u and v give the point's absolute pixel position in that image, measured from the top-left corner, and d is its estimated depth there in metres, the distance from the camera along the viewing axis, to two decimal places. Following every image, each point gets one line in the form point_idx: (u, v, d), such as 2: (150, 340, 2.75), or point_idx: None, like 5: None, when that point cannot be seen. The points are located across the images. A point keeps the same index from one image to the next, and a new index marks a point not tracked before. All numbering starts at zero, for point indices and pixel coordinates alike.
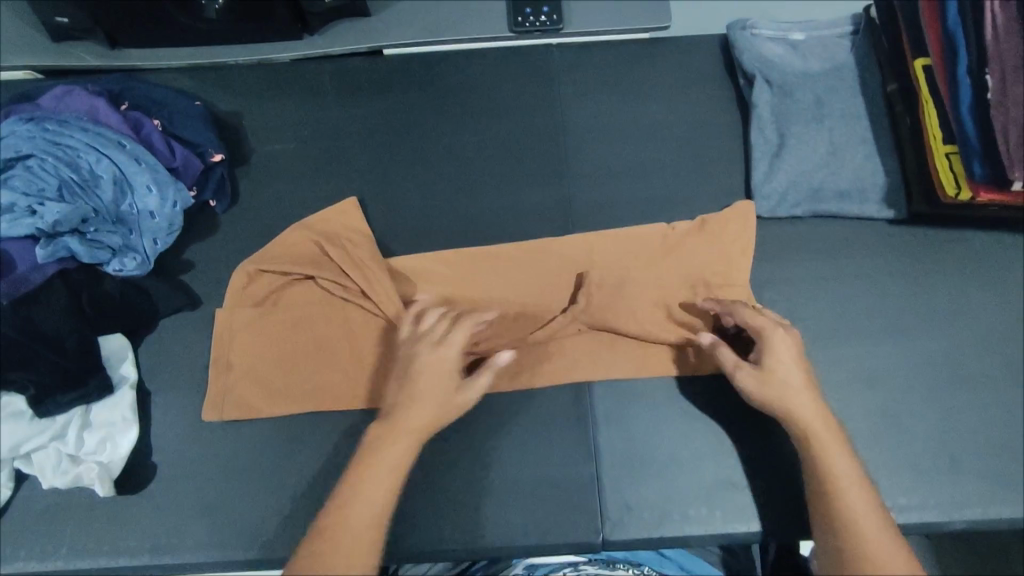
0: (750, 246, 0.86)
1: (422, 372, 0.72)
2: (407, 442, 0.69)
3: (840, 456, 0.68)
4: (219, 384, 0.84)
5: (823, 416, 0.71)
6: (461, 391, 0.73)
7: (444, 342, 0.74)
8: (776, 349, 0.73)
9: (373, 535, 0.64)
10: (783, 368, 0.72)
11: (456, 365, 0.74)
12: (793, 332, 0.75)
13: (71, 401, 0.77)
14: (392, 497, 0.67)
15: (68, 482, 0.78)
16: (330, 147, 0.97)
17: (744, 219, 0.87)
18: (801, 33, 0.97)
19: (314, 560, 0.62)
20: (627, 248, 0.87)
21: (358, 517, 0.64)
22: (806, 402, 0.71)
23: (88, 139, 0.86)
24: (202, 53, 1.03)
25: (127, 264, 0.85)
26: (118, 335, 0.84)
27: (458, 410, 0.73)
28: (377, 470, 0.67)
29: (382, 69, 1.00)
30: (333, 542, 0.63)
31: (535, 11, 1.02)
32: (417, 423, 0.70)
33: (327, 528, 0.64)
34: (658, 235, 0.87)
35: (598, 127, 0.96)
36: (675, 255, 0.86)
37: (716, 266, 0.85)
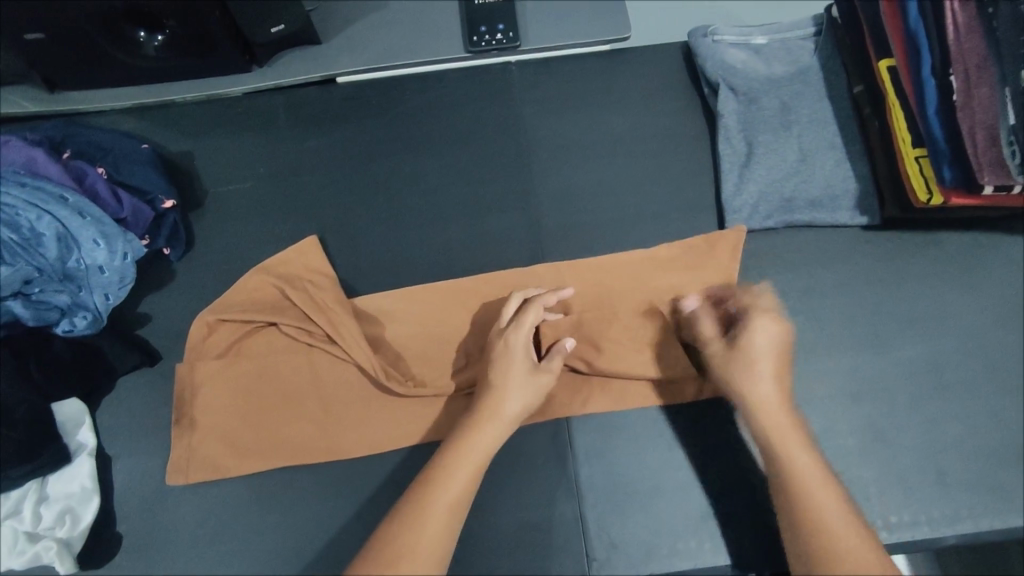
0: (736, 273, 0.84)
1: (497, 358, 0.74)
2: (498, 422, 0.71)
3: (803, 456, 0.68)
4: (182, 443, 0.80)
5: (793, 435, 0.69)
6: (538, 378, 0.73)
7: (513, 329, 0.75)
8: (751, 330, 0.72)
9: (449, 514, 0.65)
10: (752, 348, 0.72)
11: (526, 349, 0.74)
12: (785, 328, 0.73)
13: (26, 475, 0.73)
14: (475, 481, 0.68)
15: (26, 562, 0.73)
16: (287, 183, 0.93)
17: (733, 246, 0.84)
18: (764, 36, 0.95)
19: (401, 533, 0.63)
20: (603, 274, 0.84)
21: (441, 499, 0.65)
22: (769, 396, 0.71)
23: (26, 195, 0.80)
24: (146, 91, 0.98)
25: (77, 323, 0.81)
26: (73, 399, 0.80)
27: (544, 390, 0.74)
28: (463, 449, 0.68)
29: (338, 101, 0.97)
30: (418, 517, 0.64)
31: (490, 29, 0.97)
32: (503, 408, 0.71)
33: (411, 509, 0.65)
34: (634, 261, 0.85)
35: (563, 147, 0.93)
36: (653, 275, 0.84)
37: (688, 288, 0.83)
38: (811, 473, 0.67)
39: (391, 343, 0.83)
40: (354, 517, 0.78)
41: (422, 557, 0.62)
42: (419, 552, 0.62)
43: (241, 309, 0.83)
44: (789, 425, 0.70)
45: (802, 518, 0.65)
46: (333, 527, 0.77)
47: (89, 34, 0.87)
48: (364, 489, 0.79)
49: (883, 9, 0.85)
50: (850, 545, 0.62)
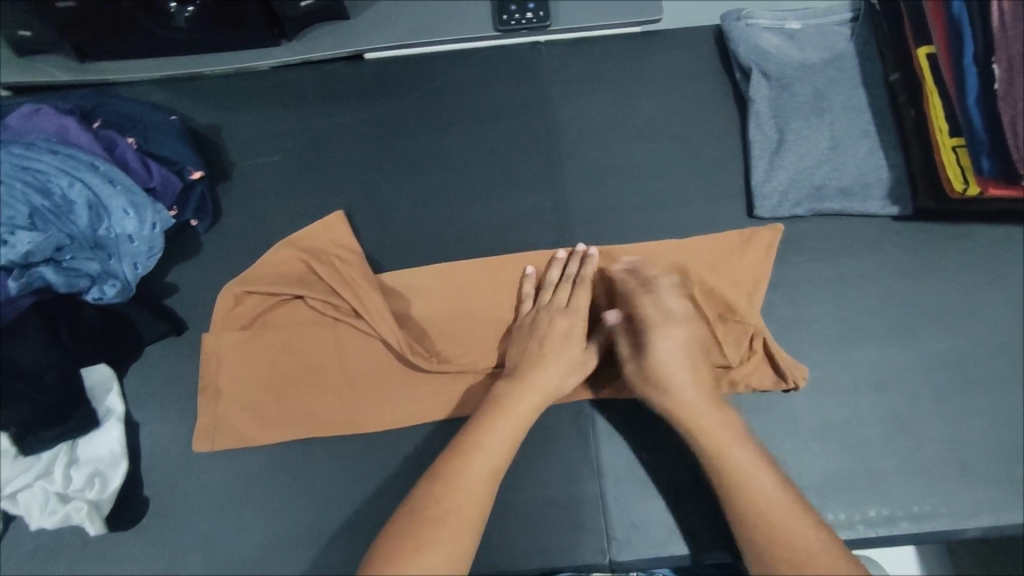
0: (767, 273, 0.83)
1: (552, 338, 0.77)
2: (536, 398, 0.73)
3: (729, 439, 0.70)
4: (210, 411, 0.81)
5: (729, 432, 0.70)
6: (583, 361, 0.77)
7: (565, 314, 0.78)
8: (654, 342, 0.74)
9: (485, 484, 0.66)
10: (661, 364, 0.73)
11: (573, 332, 0.78)
12: (673, 332, 0.75)
13: (56, 437, 0.76)
14: (510, 452, 0.70)
15: (57, 522, 0.75)
16: (314, 158, 0.93)
17: (767, 250, 0.84)
18: (798, 21, 0.93)
19: (443, 497, 0.64)
20: (633, 257, 0.84)
21: (480, 465, 0.67)
22: (697, 398, 0.72)
23: (58, 162, 0.82)
24: (175, 63, 0.98)
25: (107, 291, 0.82)
26: (103, 365, 0.82)
27: (584, 370, 0.77)
28: (502, 420, 0.70)
29: (366, 76, 0.96)
30: (454, 484, 0.65)
31: (519, 8, 0.97)
32: (544, 385, 0.73)
33: (446, 474, 0.66)
34: (664, 250, 0.84)
35: (591, 128, 0.93)
36: (683, 261, 0.83)
37: (716, 275, 0.82)
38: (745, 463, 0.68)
39: (417, 320, 0.83)
40: (378, 490, 0.79)
41: (461, 522, 0.63)
42: (459, 515, 0.63)
43: (269, 282, 0.84)
44: (728, 418, 0.71)
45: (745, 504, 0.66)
46: (356, 499, 0.78)
47: (124, 5, 0.88)
48: (388, 463, 0.79)
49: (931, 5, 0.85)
50: (788, 525, 0.63)
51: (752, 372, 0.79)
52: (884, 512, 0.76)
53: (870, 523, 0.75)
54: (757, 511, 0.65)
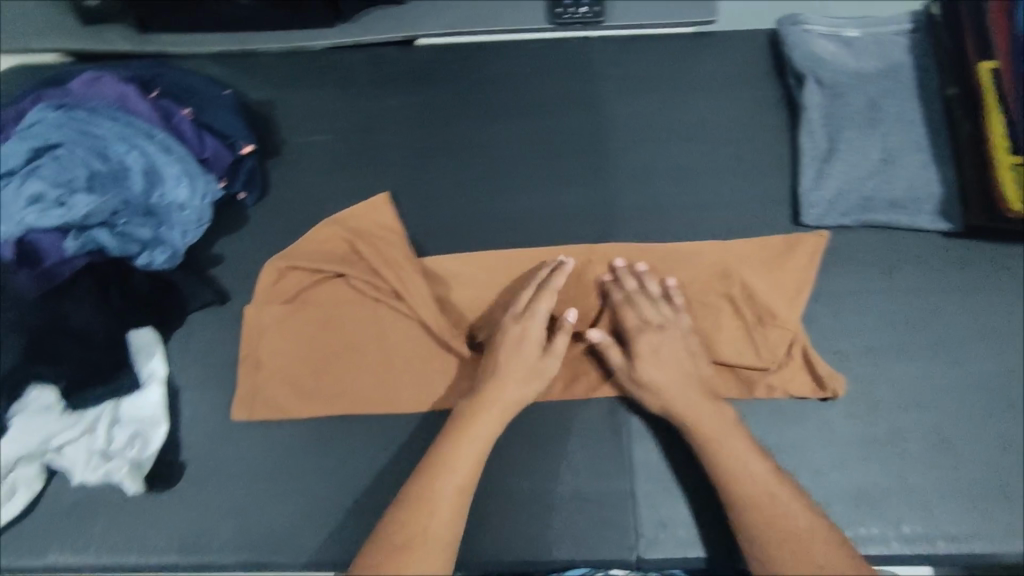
0: (809, 281, 0.82)
1: (506, 345, 0.78)
2: (496, 412, 0.74)
3: (725, 430, 0.73)
4: (249, 381, 0.83)
5: (724, 424, 0.73)
6: (544, 364, 0.77)
7: (528, 317, 0.78)
8: (638, 345, 0.78)
9: (453, 506, 0.69)
10: (637, 371, 0.77)
11: (535, 336, 0.78)
12: (648, 340, 0.78)
13: (100, 395, 0.78)
14: (475, 472, 0.72)
15: (100, 478, 0.78)
16: (363, 139, 0.94)
17: (810, 255, 0.83)
18: (855, 29, 0.92)
19: (408, 523, 0.68)
20: (679, 257, 0.84)
21: (445, 488, 0.70)
22: (692, 403, 0.74)
23: (117, 129, 0.85)
24: (230, 39, 1.00)
25: (156, 257, 0.84)
26: (149, 329, 0.84)
27: (544, 375, 0.77)
28: (463, 441, 0.72)
29: (417, 62, 0.97)
30: (420, 510, 0.69)
31: (574, 2, 0.97)
32: (503, 396, 0.75)
33: (413, 499, 0.69)
34: (708, 251, 0.84)
35: (640, 126, 0.93)
36: (727, 263, 0.83)
37: (758, 279, 0.82)
38: (740, 457, 0.71)
39: (457, 307, 0.85)
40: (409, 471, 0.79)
41: (429, 547, 0.67)
42: (428, 537, 0.67)
43: (311, 259, 0.85)
44: (735, 433, 0.72)
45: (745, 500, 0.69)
46: (387, 479, 0.79)
47: None
48: (420, 445, 0.80)
49: (994, 23, 0.85)
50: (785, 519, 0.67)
51: (789, 377, 0.79)
52: (917, 530, 0.75)
53: (902, 540, 0.75)
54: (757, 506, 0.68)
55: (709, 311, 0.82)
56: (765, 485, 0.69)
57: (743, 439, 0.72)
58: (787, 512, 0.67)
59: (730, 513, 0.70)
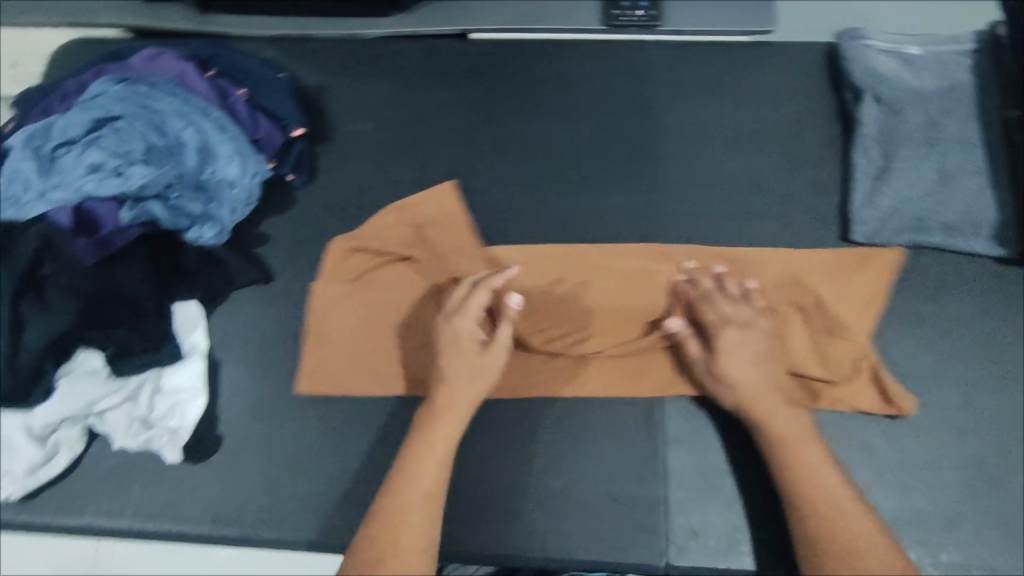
0: (881, 295, 0.82)
1: (446, 347, 0.78)
2: (454, 415, 0.75)
3: (804, 437, 0.71)
4: (293, 359, 0.85)
5: (800, 430, 0.72)
6: (483, 362, 0.77)
7: (460, 317, 0.78)
8: (720, 338, 0.75)
9: (424, 513, 0.70)
10: (719, 365, 0.75)
11: (473, 336, 0.77)
12: (732, 335, 0.75)
13: (144, 364, 0.80)
14: (442, 476, 0.72)
15: (140, 444, 0.80)
16: (413, 129, 0.95)
17: (884, 269, 0.83)
18: (918, 47, 0.91)
19: (380, 536, 0.69)
20: (748, 263, 0.84)
21: (415, 496, 0.71)
22: (771, 403, 0.73)
23: (176, 104, 0.86)
24: (288, 24, 1.02)
25: (205, 232, 0.85)
26: (194, 302, 0.86)
27: (490, 374, 0.77)
28: (424, 449, 0.73)
29: (471, 55, 0.98)
30: (391, 522, 0.69)
31: (632, 5, 0.98)
32: (455, 399, 0.75)
33: (384, 512, 0.70)
34: (776, 259, 0.84)
35: (691, 132, 0.92)
36: (796, 273, 0.83)
37: (828, 289, 0.82)
38: (815, 464, 0.70)
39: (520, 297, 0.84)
40: None
41: (404, 558, 0.68)
42: (399, 549, 0.68)
43: (379, 242, 0.86)
44: (809, 437, 0.72)
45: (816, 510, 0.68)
46: None
47: None
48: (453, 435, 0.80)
49: None
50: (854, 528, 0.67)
51: (858, 392, 0.78)
52: (955, 560, 0.73)
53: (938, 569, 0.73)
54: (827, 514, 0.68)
55: (782, 319, 0.81)
56: (834, 499, 0.68)
57: (816, 446, 0.71)
58: (857, 523, 0.67)
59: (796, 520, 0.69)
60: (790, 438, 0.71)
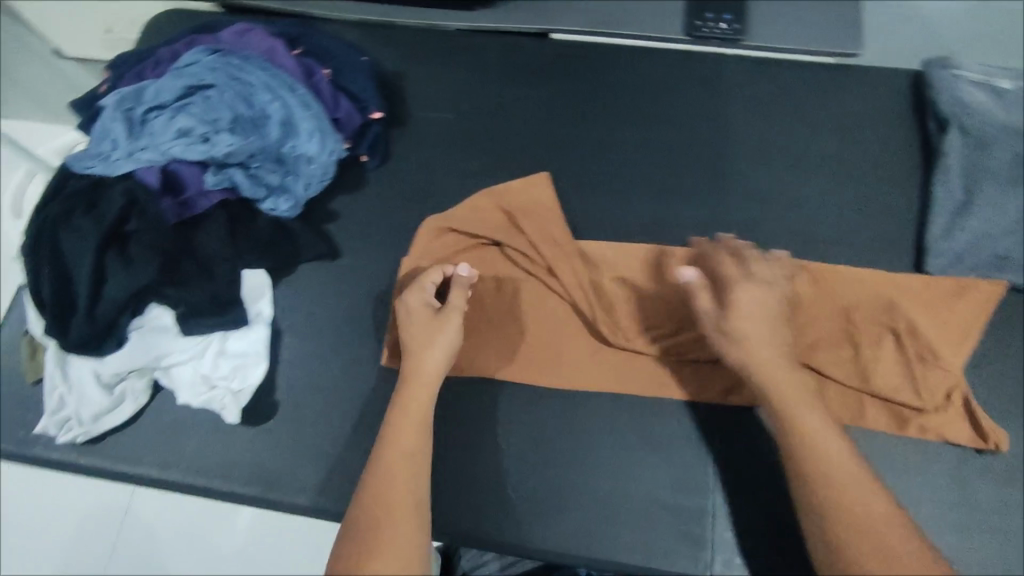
0: (977, 330, 0.81)
1: (403, 320, 0.81)
2: (423, 385, 0.76)
3: (811, 416, 0.68)
4: (355, 337, 0.87)
5: (806, 409, 0.69)
6: (435, 325, 0.79)
7: (412, 292, 0.81)
8: (735, 294, 0.73)
9: (411, 477, 0.70)
10: (733, 322, 0.72)
11: (426, 306, 0.80)
12: (749, 290, 0.73)
13: (212, 325, 0.82)
14: (423, 442, 0.73)
15: (202, 402, 0.82)
16: (487, 122, 0.96)
17: (984, 304, 0.81)
18: (1010, 81, 0.89)
19: (372, 500, 0.68)
20: (839, 283, 0.84)
21: (399, 461, 0.71)
22: (776, 364, 0.71)
23: (265, 79, 0.89)
24: (372, 10, 1.04)
25: (281, 204, 0.88)
26: (262, 270, 0.88)
27: (444, 337, 0.78)
28: (401, 417, 0.74)
29: (550, 54, 0.99)
30: (382, 487, 0.69)
31: (716, 17, 0.97)
32: (423, 367, 0.77)
33: (373, 478, 0.70)
34: (868, 282, 0.84)
35: (765, 148, 0.91)
36: (889, 298, 0.83)
37: (923, 318, 0.81)
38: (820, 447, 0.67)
39: (611, 293, 0.85)
40: (493, 451, 0.81)
41: (398, 520, 0.66)
42: (390, 511, 0.67)
43: (468, 227, 0.88)
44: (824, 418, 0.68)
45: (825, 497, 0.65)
46: (470, 455, 0.81)
47: None
48: (507, 428, 0.82)
49: None
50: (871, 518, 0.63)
51: (947, 423, 0.78)
52: None
53: None
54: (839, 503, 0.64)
55: (874, 341, 0.82)
56: (847, 482, 0.65)
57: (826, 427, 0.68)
58: (865, 489, 0.64)
59: (811, 513, 0.65)
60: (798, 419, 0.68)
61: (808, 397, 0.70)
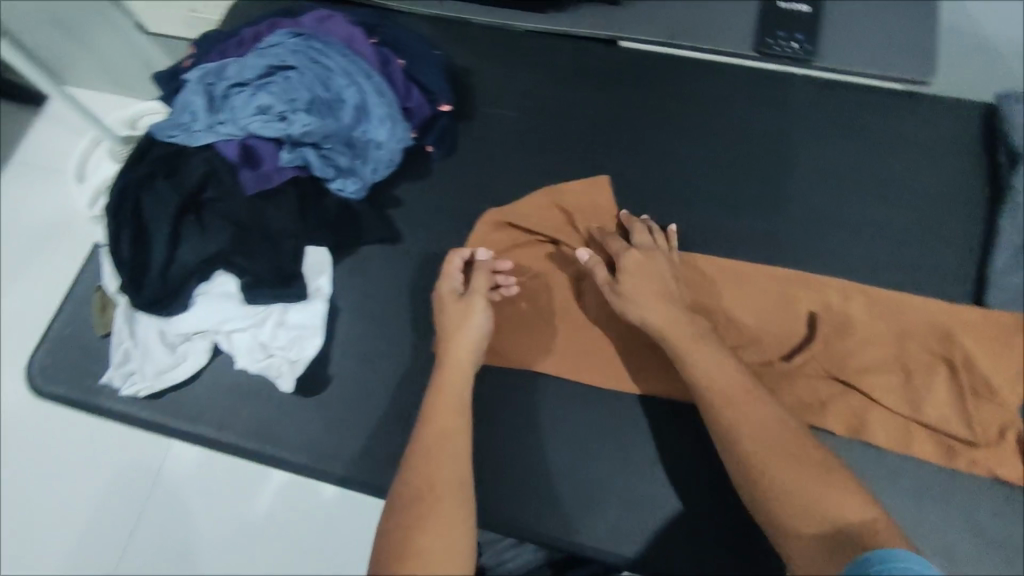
0: None
1: (438, 306, 0.82)
2: (459, 369, 0.77)
3: (727, 384, 0.70)
4: (408, 321, 0.89)
5: (727, 380, 0.70)
6: (463, 305, 0.80)
7: (444, 278, 0.83)
8: (621, 260, 0.80)
9: (454, 454, 0.71)
10: (623, 283, 0.78)
11: (454, 290, 0.82)
12: (632, 254, 0.80)
13: (274, 296, 0.85)
14: (462, 420, 0.74)
15: (259, 368, 0.86)
16: (552, 122, 0.98)
17: None
18: None
19: (418, 476, 0.69)
20: (897, 309, 0.83)
21: (442, 438, 0.72)
22: (667, 315, 0.75)
23: (343, 64, 0.91)
24: (447, 6, 1.07)
25: (348, 185, 0.91)
26: (324, 249, 0.90)
27: (472, 317, 0.79)
28: (438, 397, 0.75)
29: (618, 61, 1.00)
30: (427, 463, 0.70)
31: (787, 37, 0.98)
32: (459, 350, 0.78)
33: (416, 454, 0.71)
34: (928, 311, 0.83)
35: (827, 168, 0.92)
36: (948, 329, 0.82)
37: (981, 351, 0.81)
38: (740, 415, 0.68)
39: None
40: (535, 443, 0.82)
41: (444, 495, 0.67)
42: (436, 487, 0.67)
43: (528, 224, 0.90)
44: (739, 387, 0.70)
45: (753, 466, 0.65)
46: (513, 445, 0.82)
47: None
48: (551, 422, 0.83)
49: None
50: (797, 480, 0.63)
51: (1000, 459, 0.77)
52: None
53: None
54: (764, 470, 0.64)
55: (927, 370, 0.82)
56: (770, 450, 0.65)
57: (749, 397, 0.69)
58: (773, 432, 0.66)
59: (746, 484, 0.66)
60: (714, 388, 0.70)
61: (731, 369, 0.71)
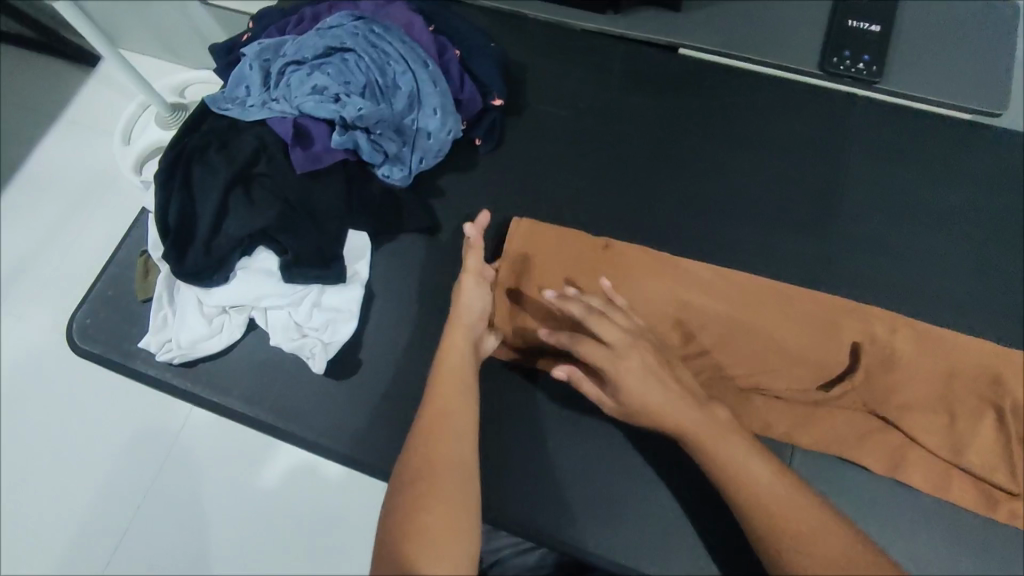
0: None
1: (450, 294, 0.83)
2: (461, 360, 0.76)
3: (731, 445, 0.70)
4: (442, 311, 0.88)
5: (733, 441, 0.70)
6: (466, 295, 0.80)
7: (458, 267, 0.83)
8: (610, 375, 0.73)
9: (461, 439, 0.70)
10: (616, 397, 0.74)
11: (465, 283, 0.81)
12: (624, 368, 0.73)
13: (313, 277, 0.85)
14: (467, 402, 0.73)
15: (291, 347, 0.85)
16: (602, 124, 0.96)
17: None
18: None
19: (424, 457, 0.68)
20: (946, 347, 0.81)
21: (450, 422, 0.71)
22: (677, 415, 0.71)
23: (401, 51, 0.91)
24: None
25: (394, 172, 0.91)
26: (364, 234, 0.90)
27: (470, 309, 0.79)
28: (445, 377, 0.74)
29: (674, 68, 0.98)
30: (433, 444, 0.69)
31: (853, 56, 0.94)
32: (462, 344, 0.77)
33: (419, 434, 0.70)
34: (978, 351, 0.80)
35: (883, 196, 0.89)
36: (996, 372, 0.80)
37: None
38: (748, 479, 0.68)
39: (703, 315, 0.84)
40: (561, 447, 0.81)
41: (448, 479, 0.66)
42: (442, 470, 0.67)
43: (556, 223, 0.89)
44: (740, 450, 0.70)
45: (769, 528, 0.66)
46: (538, 447, 0.82)
47: None
48: (578, 427, 0.82)
49: None
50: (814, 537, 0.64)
51: None
52: None
53: None
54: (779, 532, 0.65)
55: (973, 413, 0.79)
56: (780, 507, 0.66)
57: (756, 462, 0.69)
58: (778, 490, 0.67)
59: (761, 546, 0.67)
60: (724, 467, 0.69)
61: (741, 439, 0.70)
